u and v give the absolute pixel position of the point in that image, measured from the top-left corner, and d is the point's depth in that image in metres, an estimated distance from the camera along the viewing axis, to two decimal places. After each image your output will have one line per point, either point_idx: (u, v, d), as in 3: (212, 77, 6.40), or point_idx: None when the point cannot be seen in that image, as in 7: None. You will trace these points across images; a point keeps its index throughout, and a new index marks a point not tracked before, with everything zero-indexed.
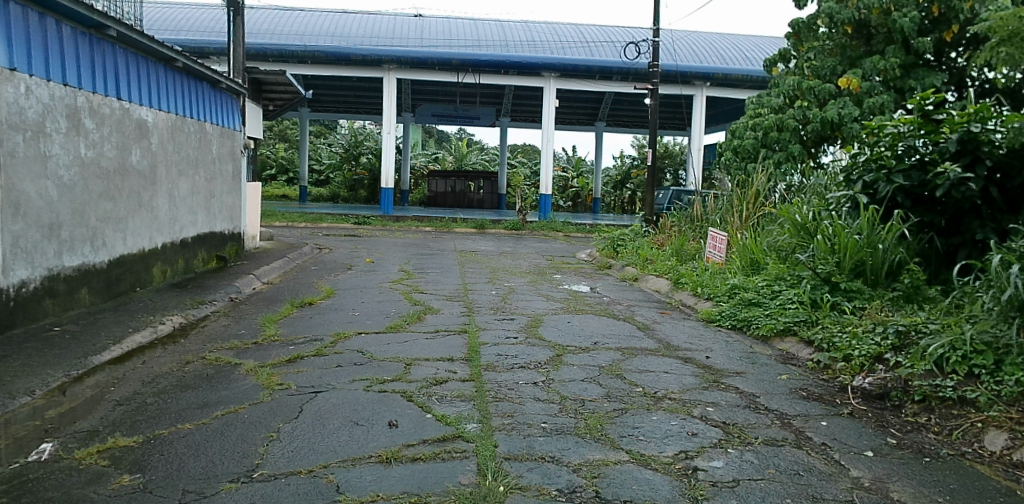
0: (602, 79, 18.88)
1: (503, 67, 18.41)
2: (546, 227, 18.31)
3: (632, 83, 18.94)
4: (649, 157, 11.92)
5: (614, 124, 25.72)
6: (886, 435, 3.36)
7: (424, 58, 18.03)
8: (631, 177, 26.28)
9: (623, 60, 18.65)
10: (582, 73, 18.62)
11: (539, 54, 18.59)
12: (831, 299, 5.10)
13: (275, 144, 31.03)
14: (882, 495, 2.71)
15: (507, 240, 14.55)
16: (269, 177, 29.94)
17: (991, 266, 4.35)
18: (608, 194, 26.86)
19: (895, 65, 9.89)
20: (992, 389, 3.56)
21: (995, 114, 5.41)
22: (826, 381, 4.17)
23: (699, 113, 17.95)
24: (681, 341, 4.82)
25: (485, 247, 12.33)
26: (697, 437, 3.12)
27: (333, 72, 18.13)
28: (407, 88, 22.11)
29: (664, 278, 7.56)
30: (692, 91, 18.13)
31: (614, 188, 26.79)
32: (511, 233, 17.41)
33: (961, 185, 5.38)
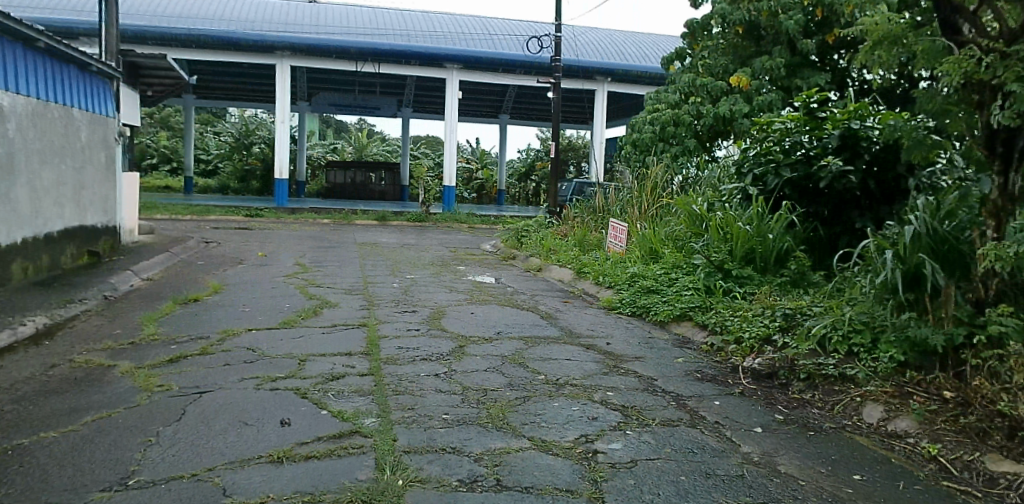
0: (505, 72, 18.98)
1: (404, 58, 18.15)
2: (450, 218, 18.27)
3: (535, 77, 19.14)
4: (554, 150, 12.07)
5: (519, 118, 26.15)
6: (775, 411, 3.52)
7: (320, 45, 17.52)
8: (535, 170, 26.67)
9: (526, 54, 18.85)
10: (484, 65, 18.64)
11: (442, 46, 18.44)
12: (724, 284, 5.32)
13: (157, 134, 29.38)
14: (770, 468, 2.85)
15: (409, 232, 14.43)
16: (150, 165, 28.48)
17: (867, 251, 4.65)
18: (513, 187, 27.19)
19: (781, 64, 10.46)
20: (869, 365, 3.82)
21: (872, 112, 5.75)
22: (720, 362, 4.33)
23: (598, 109, 18.29)
24: (583, 328, 4.89)
25: (387, 239, 12.13)
26: (597, 421, 3.16)
27: (222, 58, 17.32)
28: (305, 79, 21.39)
29: (568, 268, 7.67)
30: (592, 86, 18.54)
31: (519, 180, 27.14)
32: (413, 224, 17.27)
33: (842, 177, 5.73)
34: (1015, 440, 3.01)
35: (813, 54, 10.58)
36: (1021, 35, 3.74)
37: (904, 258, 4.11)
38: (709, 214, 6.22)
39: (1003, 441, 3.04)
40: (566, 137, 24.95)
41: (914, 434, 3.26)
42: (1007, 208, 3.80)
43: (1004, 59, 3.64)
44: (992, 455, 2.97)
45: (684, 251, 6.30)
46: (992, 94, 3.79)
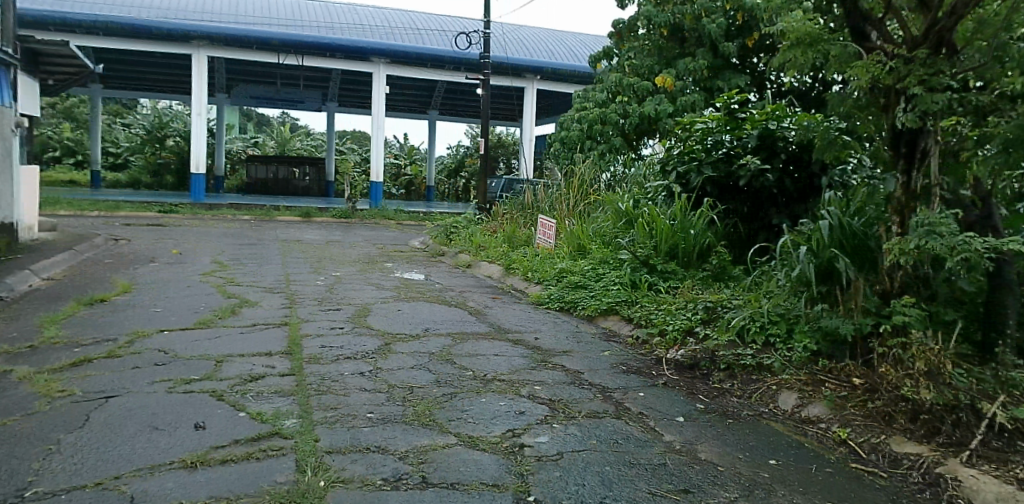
0: (435, 67, 18.88)
1: (328, 51, 17.77)
2: (378, 214, 18.02)
3: (464, 73, 19.11)
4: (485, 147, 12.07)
5: (449, 114, 26.11)
6: (696, 401, 3.62)
7: (239, 36, 16.96)
8: (465, 166, 26.62)
9: (454, 49, 18.80)
10: (412, 60, 18.47)
11: (368, 40, 18.15)
12: (649, 279, 5.45)
13: (62, 125, 27.76)
14: (691, 456, 2.94)
15: (335, 229, 14.15)
16: (53, 158, 26.95)
17: (783, 246, 4.83)
18: (442, 183, 27.08)
19: (704, 66, 10.76)
20: (785, 354, 3.98)
21: (789, 113, 5.95)
22: (644, 355, 4.43)
23: (529, 106, 18.45)
24: (512, 324, 4.90)
25: (312, 236, 11.85)
26: (524, 415, 3.17)
27: (133, 47, 16.53)
28: (224, 70, 20.63)
29: (497, 264, 7.69)
30: (521, 84, 18.63)
31: (449, 177, 27.04)
32: (339, 220, 16.95)
33: (760, 176, 5.94)
34: (917, 422, 3.23)
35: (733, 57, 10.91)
36: (922, 42, 3.97)
37: (817, 253, 4.29)
38: (635, 211, 6.38)
39: (906, 424, 3.26)
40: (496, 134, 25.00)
41: (826, 419, 3.43)
42: (909, 205, 4.04)
43: (908, 64, 3.85)
44: (896, 438, 3.20)
45: (611, 246, 6.42)
46: (897, 97, 4.00)
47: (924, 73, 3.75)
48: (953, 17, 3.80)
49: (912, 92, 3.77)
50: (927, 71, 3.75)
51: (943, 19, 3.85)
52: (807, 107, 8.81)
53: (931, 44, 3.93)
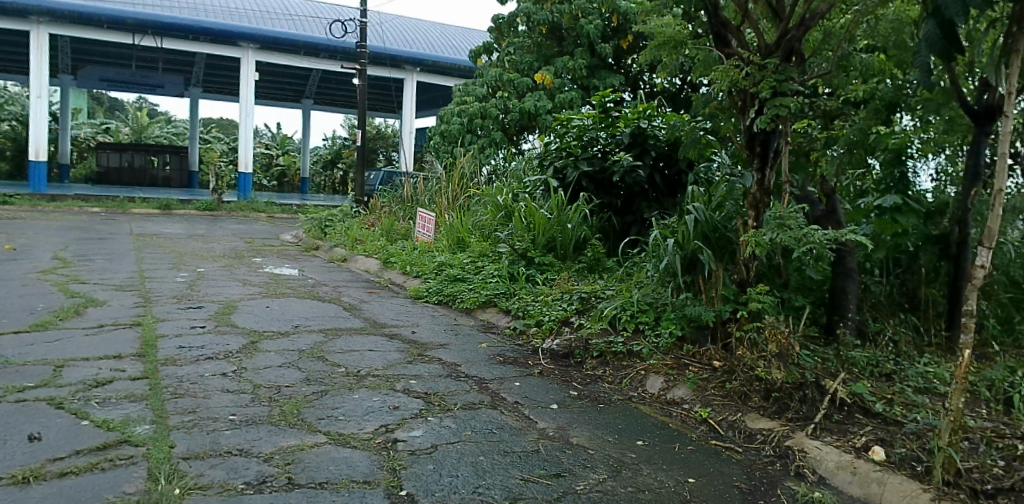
0: (308, 55, 18.27)
1: (192, 34, 16.72)
2: (247, 207, 17.19)
3: (340, 62, 18.63)
4: (363, 139, 11.81)
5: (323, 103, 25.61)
6: (569, 388, 3.73)
7: (88, 13, 15.60)
8: (342, 158, 25.89)
9: (329, 37, 18.24)
10: (285, 47, 17.75)
11: (236, 24, 17.25)
12: (527, 272, 5.55)
13: None
14: (563, 441, 3.03)
15: (199, 222, 13.36)
16: None
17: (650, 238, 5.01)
18: (319, 175, 26.28)
19: (582, 65, 11.09)
20: (652, 340, 4.18)
21: (659, 113, 6.25)
22: (521, 345, 4.50)
23: (410, 95, 18.23)
24: (388, 318, 4.83)
25: (173, 229, 11.11)
26: (398, 410, 3.12)
27: None
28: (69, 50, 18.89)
29: (374, 257, 7.55)
30: (401, 75, 18.39)
31: (325, 168, 26.27)
32: (204, 213, 16.03)
33: (632, 172, 6.19)
34: (769, 400, 3.50)
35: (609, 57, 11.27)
36: (774, 50, 4.24)
37: (682, 245, 4.45)
38: (513, 205, 6.48)
39: (760, 402, 3.52)
40: (375, 126, 24.50)
41: (689, 400, 3.63)
42: (763, 200, 4.21)
43: (762, 70, 4.08)
44: (751, 415, 3.45)
45: (490, 239, 6.50)
46: (751, 101, 4.22)
47: (775, 79, 3.98)
48: (802, 28, 4.12)
49: (764, 96, 4.02)
50: (777, 78, 3.98)
51: (793, 30, 4.14)
52: (676, 107, 9.17)
53: (782, 53, 4.22)
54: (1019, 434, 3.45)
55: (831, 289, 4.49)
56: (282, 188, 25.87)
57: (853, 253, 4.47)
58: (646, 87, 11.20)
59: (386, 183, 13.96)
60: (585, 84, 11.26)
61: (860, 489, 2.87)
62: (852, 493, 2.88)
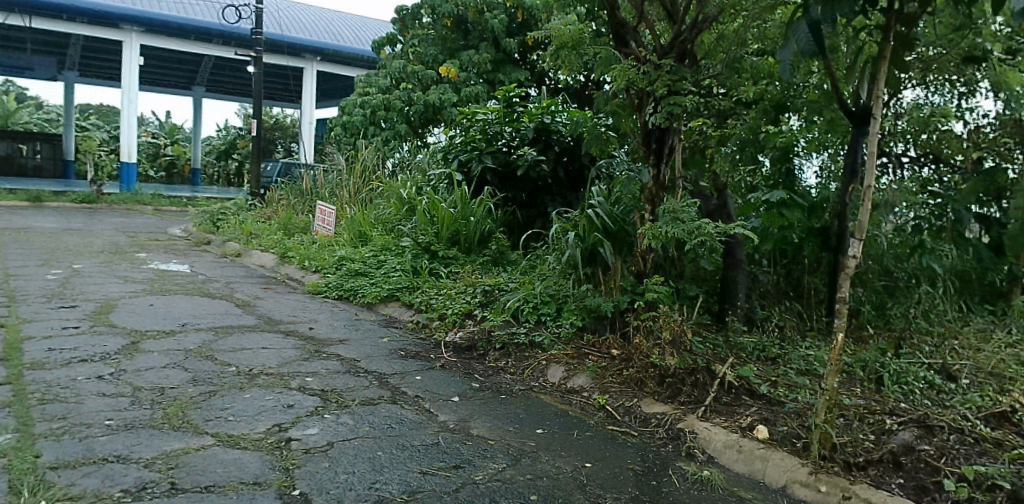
0: (199, 41, 17.41)
1: (67, 14, 15.55)
2: (130, 200, 16.17)
3: (233, 49, 17.86)
4: (260, 129, 11.36)
5: (217, 91, 24.53)
6: (471, 380, 3.74)
7: None
8: (236, 148, 24.77)
9: (222, 23, 17.44)
10: (173, 31, 16.85)
11: (119, 5, 16.18)
12: (430, 265, 5.53)
13: None
14: (464, 433, 3.03)
15: (73, 215, 12.45)
16: None
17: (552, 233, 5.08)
18: (211, 165, 25.12)
19: (487, 59, 11.13)
20: (554, 331, 4.26)
21: (562, 109, 6.37)
22: (423, 339, 4.47)
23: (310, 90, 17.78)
24: (284, 314, 4.67)
25: (43, 223, 10.30)
26: (292, 408, 3.03)
27: None
28: None
29: (271, 252, 7.30)
30: (301, 64, 17.76)
31: (219, 159, 25.12)
32: (82, 206, 14.96)
33: (536, 166, 6.26)
34: (663, 385, 3.64)
35: (514, 52, 11.34)
36: (669, 51, 4.39)
37: (583, 237, 4.54)
38: (416, 199, 6.42)
39: (655, 387, 3.66)
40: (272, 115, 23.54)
41: (588, 388, 3.73)
42: (659, 194, 4.32)
43: (657, 69, 4.19)
44: (646, 400, 3.58)
45: (393, 233, 6.42)
46: (648, 99, 4.34)
47: (669, 79, 4.11)
48: (694, 31, 4.30)
49: (660, 95, 4.13)
50: (671, 78, 4.12)
51: (685, 32, 4.30)
52: (581, 104, 9.29)
53: (676, 54, 4.37)
54: (886, 410, 3.76)
55: (722, 279, 4.70)
56: (171, 179, 24.48)
57: (742, 245, 4.70)
58: (550, 83, 11.38)
59: (285, 175, 13.49)
60: (491, 78, 11.29)
61: (745, 466, 3.08)
62: (738, 471, 3.08)
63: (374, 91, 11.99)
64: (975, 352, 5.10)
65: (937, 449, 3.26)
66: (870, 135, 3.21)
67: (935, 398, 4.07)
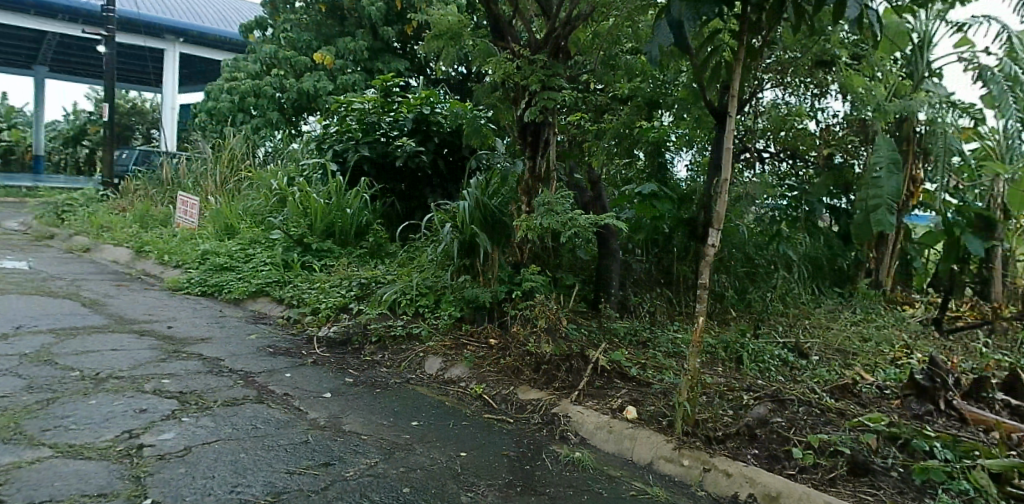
0: (41, 16, 15.90)
1: None
2: None
3: (82, 26, 16.41)
4: (112, 113, 10.49)
5: (63, 70, 22.46)
6: (345, 375, 3.65)
7: None
8: (88, 134, 22.75)
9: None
10: (9, 5, 15.32)
11: None
12: (302, 258, 5.35)
13: None
14: (335, 429, 2.96)
15: None
16: None
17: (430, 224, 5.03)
18: (58, 152, 22.94)
19: (363, 47, 10.87)
20: (432, 322, 4.24)
21: (442, 100, 6.39)
22: (295, 334, 4.32)
23: (172, 73, 16.64)
24: (138, 313, 4.35)
25: None
26: (146, 413, 2.83)
27: None
28: None
29: (125, 246, 6.78)
30: (160, 44, 16.55)
31: (67, 146, 22.97)
32: None
33: (416, 157, 6.23)
34: (539, 372, 3.72)
35: (392, 41, 11.13)
36: (543, 46, 4.45)
37: (460, 229, 4.50)
38: (287, 190, 6.18)
39: (531, 374, 3.73)
40: (129, 98, 21.77)
41: (465, 378, 3.74)
42: (535, 187, 4.37)
43: (531, 65, 4.24)
44: (522, 387, 3.63)
45: (263, 225, 6.15)
46: (523, 93, 4.36)
47: (543, 74, 4.17)
48: (568, 28, 4.37)
49: (533, 90, 4.17)
50: (545, 73, 4.18)
51: (559, 29, 4.37)
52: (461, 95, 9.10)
53: (550, 50, 4.43)
54: (745, 386, 4.04)
55: (597, 269, 4.85)
56: (8, 167, 22.10)
57: (615, 235, 4.87)
58: (430, 74, 11.27)
59: (142, 163, 12.51)
60: (368, 67, 11.03)
61: (614, 446, 3.21)
62: (608, 450, 3.20)
63: (242, 77, 11.46)
64: (824, 330, 5.59)
65: (788, 420, 3.55)
66: (726, 131, 3.51)
67: (788, 374, 4.42)
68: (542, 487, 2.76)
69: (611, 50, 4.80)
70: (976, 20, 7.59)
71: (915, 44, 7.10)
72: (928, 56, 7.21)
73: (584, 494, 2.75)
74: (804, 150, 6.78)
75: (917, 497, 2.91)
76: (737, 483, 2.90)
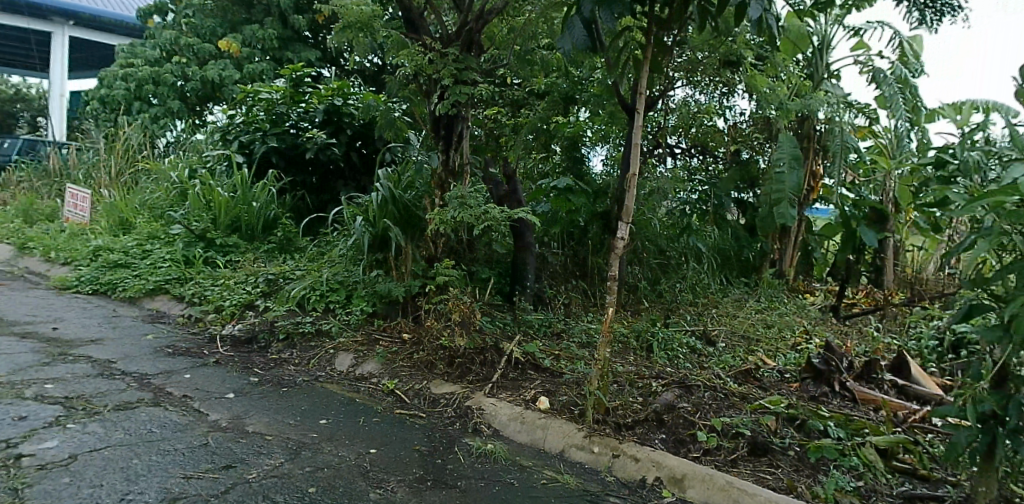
0: None
1: None
2: None
3: None
4: None
5: None
6: (250, 374, 3.54)
7: None
8: None
9: None
10: None
11: None
12: (204, 254, 5.14)
13: None
14: (238, 431, 2.86)
15: None
16: None
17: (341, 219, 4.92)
18: None
19: (273, 36, 10.55)
20: (343, 318, 4.16)
21: (355, 92, 6.31)
22: (196, 333, 4.15)
23: (60, 57, 15.64)
24: (20, 315, 4.06)
25: None
26: (26, 421, 2.65)
27: None
28: None
29: (6, 243, 6.31)
30: (50, 28, 15.60)
31: None
32: None
33: (327, 149, 6.10)
34: (452, 365, 3.71)
35: (303, 30, 10.84)
36: (456, 40, 4.41)
37: (373, 222, 4.41)
38: (188, 182, 5.91)
39: (444, 368, 3.72)
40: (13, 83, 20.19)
41: (377, 373, 3.69)
42: (447, 180, 4.33)
43: (443, 58, 4.20)
44: (436, 381, 3.62)
45: (162, 220, 5.87)
46: (436, 86, 4.32)
47: (455, 68, 4.14)
48: (480, 22, 4.38)
49: (445, 83, 4.14)
50: (457, 66, 4.15)
51: (471, 22, 4.36)
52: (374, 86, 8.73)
53: (463, 43, 4.40)
54: (654, 374, 4.17)
55: (512, 262, 4.88)
56: None
57: (530, 229, 4.92)
58: (342, 64, 11.04)
59: (26, 153, 11.63)
60: (277, 56, 10.69)
61: (526, 436, 3.25)
62: (520, 441, 3.23)
63: (139, 63, 10.84)
64: (730, 319, 5.84)
65: (693, 405, 3.68)
66: (633, 128, 3.64)
67: (695, 360, 4.58)
68: (454, 480, 2.75)
69: (527, 45, 4.83)
70: (870, 25, 8.07)
71: (815, 46, 7.49)
72: (827, 58, 7.62)
73: (495, 485, 2.77)
74: (714, 146, 7.04)
75: (812, 473, 3.08)
76: (644, 468, 3.00)
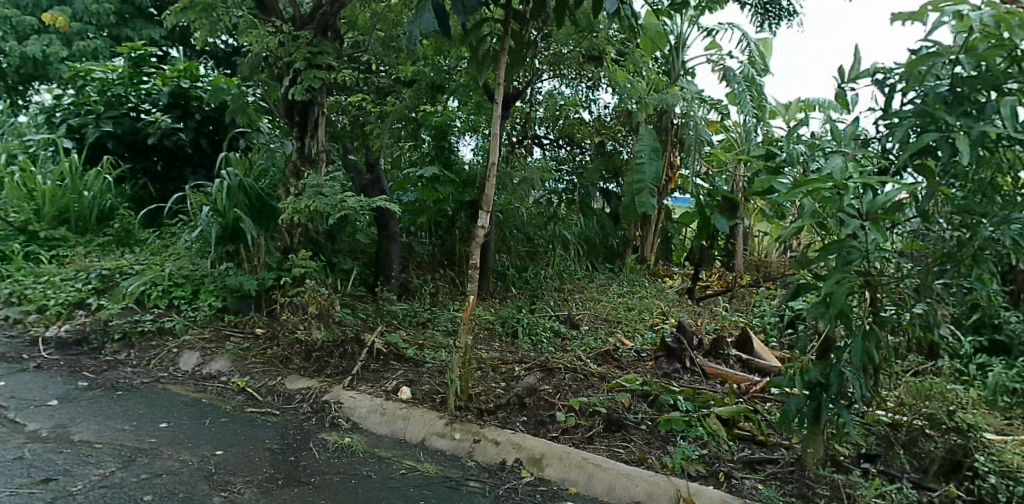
0: None
1: None
2: None
3: None
4: None
5: None
6: (78, 379, 3.29)
7: None
8: None
9: None
10: None
11: None
12: (25, 249, 4.66)
13: None
14: (61, 441, 2.66)
15: None
16: None
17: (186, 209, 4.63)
18: None
19: (109, 11, 9.70)
20: (189, 315, 3.93)
21: (204, 75, 6.05)
22: (16, 337, 3.78)
23: None
24: None
25: None
26: None
27: None
28: None
29: None
30: None
31: None
32: None
33: (172, 135, 5.79)
34: (309, 359, 3.61)
35: (145, 6, 10.05)
36: (309, 23, 4.24)
37: (222, 212, 4.15)
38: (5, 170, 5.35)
39: (301, 363, 3.61)
40: None
41: (227, 371, 3.52)
42: (303, 168, 4.19)
43: (295, 41, 4.04)
44: (290, 377, 3.50)
45: None
46: (288, 71, 4.15)
47: (309, 52, 4.00)
48: (334, 5, 4.20)
49: (298, 67, 3.99)
50: (311, 50, 4.01)
51: (325, 5, 4.20)
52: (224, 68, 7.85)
53: (317, 26, 4.24)
54: (517, 358, 4.25)
55: (376, 252, 4.80)
56: None
57: (394, 218, 4.86)
58: (191, 45, 10.34)
59: None
60: (115, 33, 9.84)
61: (387, 427, 3.20)
62: (380, 432, 3.19)
63: None
64: (594, 303, 6.08)
65: (554, 386, 3.80)
66: (493, 117, 3.66)
67: (558, 344, 4.73)
68: (307, 477, 2.67)
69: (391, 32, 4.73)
70: (721, 27, 8.66)
71: (671, 45, 7.93)
72: (682, 55, 8.10)
73: (352, 478, 2.72)
74: (579, 138, 7.27)
75: (661, 444, 3.27)
76: (504, 450, 3.06)
